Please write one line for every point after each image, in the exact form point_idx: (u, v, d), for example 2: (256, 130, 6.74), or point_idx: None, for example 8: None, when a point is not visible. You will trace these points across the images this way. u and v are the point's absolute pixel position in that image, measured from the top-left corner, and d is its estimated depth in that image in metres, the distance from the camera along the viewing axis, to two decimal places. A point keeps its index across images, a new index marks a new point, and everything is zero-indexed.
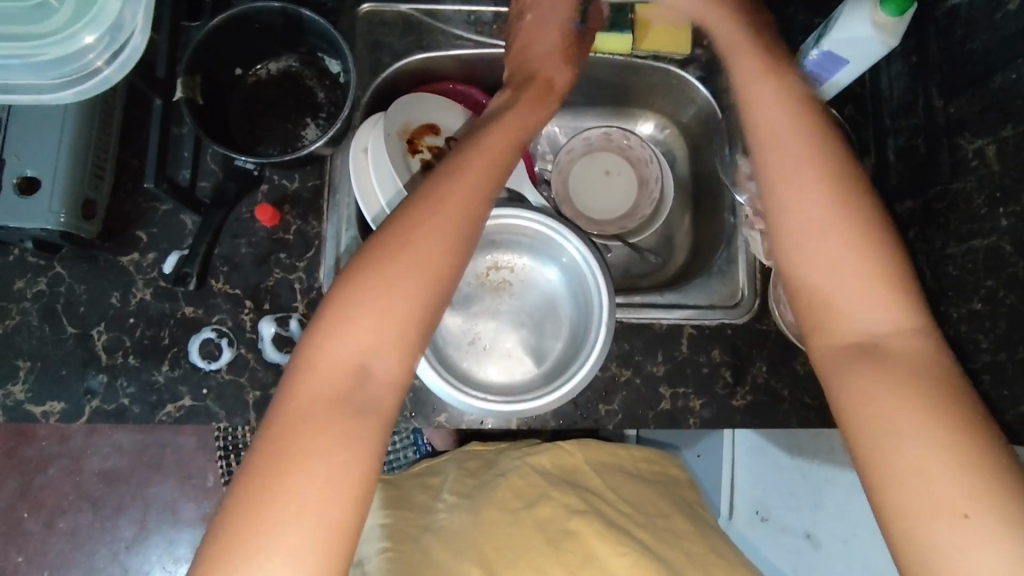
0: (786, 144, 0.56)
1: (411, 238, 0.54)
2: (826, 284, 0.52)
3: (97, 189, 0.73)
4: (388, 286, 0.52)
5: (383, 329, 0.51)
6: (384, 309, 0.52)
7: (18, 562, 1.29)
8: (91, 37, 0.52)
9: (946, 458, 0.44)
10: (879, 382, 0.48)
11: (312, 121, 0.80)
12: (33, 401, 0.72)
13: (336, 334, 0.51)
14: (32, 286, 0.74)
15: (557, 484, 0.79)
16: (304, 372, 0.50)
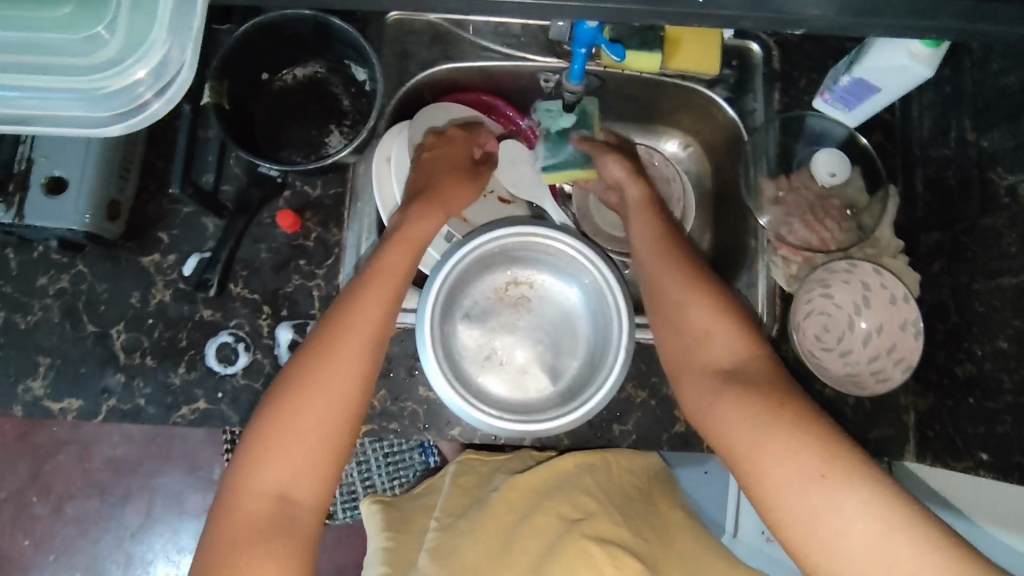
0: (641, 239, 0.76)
1: (343, 332, 0.63)
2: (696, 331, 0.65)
3: (122, 190, 0.73)
4: (286, 419, 0.59)
5: (313, 442, 0.60)
6: (304, 424, 0.60)
7: (25, 545, 1.31)
8: (143, 71, 0.45)
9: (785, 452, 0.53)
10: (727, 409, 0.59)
11: (336, 128, 0.80)
12: (51, 397, 0.73)
13: (267, 452, 0.59)
14: (54, 283, 0.75)
15: (547, 496, 0.77)
16: (246, 478, 0.58)
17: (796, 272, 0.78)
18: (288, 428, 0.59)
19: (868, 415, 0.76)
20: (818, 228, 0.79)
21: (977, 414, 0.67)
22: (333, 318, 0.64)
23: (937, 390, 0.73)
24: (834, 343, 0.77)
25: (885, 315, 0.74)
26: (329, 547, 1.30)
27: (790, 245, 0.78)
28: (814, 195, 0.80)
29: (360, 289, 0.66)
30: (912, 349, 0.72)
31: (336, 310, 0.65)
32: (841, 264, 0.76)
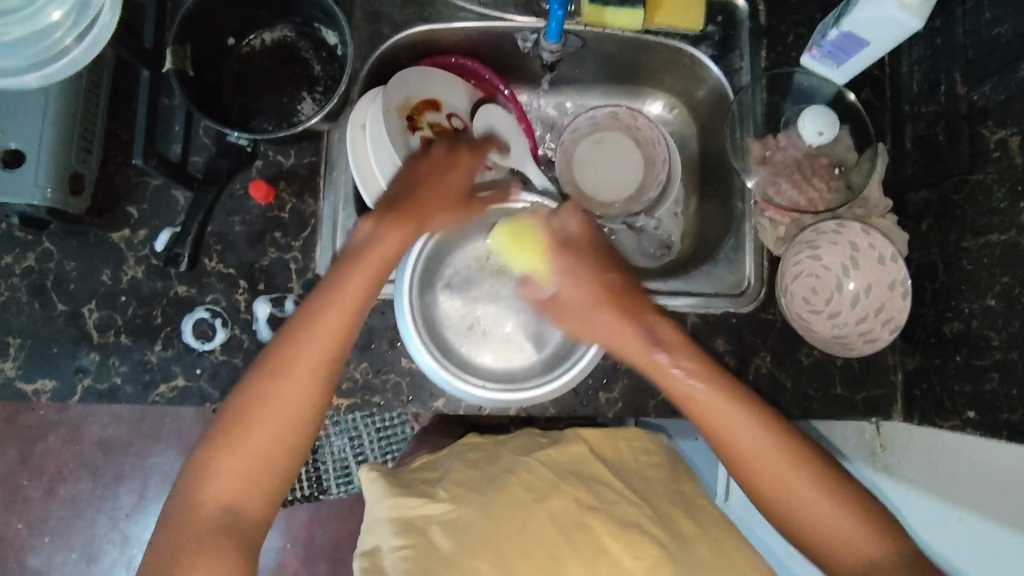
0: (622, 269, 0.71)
1: (308, 350, 0.61)
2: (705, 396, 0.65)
3: (85, 162, 0.70)
4: (300, 347, 0.61)
5: (288, 420, 0.61)
6: (275, 411, 0.60)
7: (18, 528, 1.30)
8: (57, 16, 0.63)
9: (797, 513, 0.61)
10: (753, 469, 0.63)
11: (309, 95, 0.76)
12: (24, 378, 0.71)
13: (246, 434, 0.60)
14: (20, 261, 0.72)
15: (565, 476, 0.74)
16: (242, 439, 0.59)
17: (784, 234, 0.77)
18: (261, 414, 0.60)
19: (856, 376, 0.76)
20: (805, 187, 0.77)
21: (964, 372, 0.67)
22: (291, 326, 0.62)
23: (924, 350, 0.72)
24: (822, 305, 0.76)
25: (874, 276, 0.73)
26: (323, 521, 1.31)
27: (777, 206, 0.77)
28: (802, 154, 0.78)
29: (312, 306, 0.62)
30: (898, 308, 0.72)
31: (275, 344, 0.62)
32: (829, 224, 0.75)
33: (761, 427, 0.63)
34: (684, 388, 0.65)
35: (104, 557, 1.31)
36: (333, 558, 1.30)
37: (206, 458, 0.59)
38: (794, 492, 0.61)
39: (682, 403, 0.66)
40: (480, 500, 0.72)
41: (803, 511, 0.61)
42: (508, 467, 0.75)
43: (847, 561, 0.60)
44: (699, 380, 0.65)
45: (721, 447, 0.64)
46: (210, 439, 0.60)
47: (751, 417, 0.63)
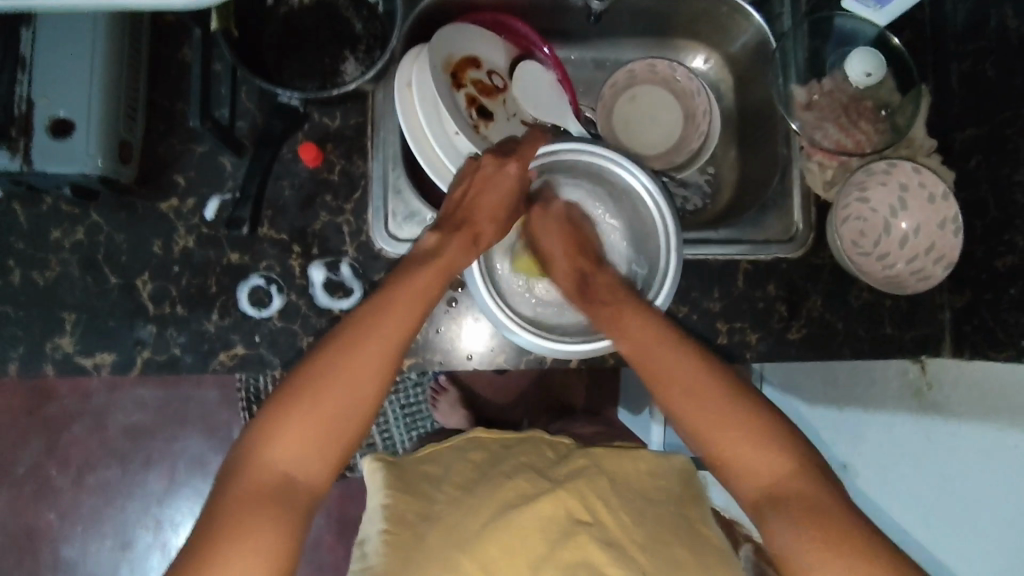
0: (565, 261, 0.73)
1: (390, 319, 0.61)
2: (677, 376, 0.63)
3: (131, 130, 0.69)
4: (371, 320, 0.61)
5: (359, 390, 0.58)
6: (350, 378, 0.58)
7: (50, 518, 1.29)
8: None
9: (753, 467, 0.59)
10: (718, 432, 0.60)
11: (351, 54, 0.75)
12: (83, 353, 0.70)
13: (316, 400, 0.56)
14: (69, 236, 0.71)
15: (562, 482, 0.70)
16: (311, 395, 0.56)
17: (832, 177, 0.77)
18: (334, 382, 0.57)
19: (904, 316, 0.77)
20: (851, 130, 0.78)
21: (1019, 303, 0.68)
22: (379, 299, 0.62)
23: (974, 286, 0.73)
24: (871, 247, 0.77)
25: (924, 215, 0.74)
26: (355, 496, 1.28)
27: (825, 149, 0.77)
28: (847, 98, 0.78)
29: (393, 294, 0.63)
30: (949, 246, 0.73)
31: (356, 319, 0.61)
32: (879, 165, 0.76)
33: (741, 399, 0.61)
34: (657, 345, 0.65)
35: (138, 542, 1.30)
36: None
37: (272, 417, 0.56)
38: (725, 446, 0.59)
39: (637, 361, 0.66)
40: (473, 502, 0.68)
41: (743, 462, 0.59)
42: (510, 471, 0.72)
43: (759, 486, 0.58)
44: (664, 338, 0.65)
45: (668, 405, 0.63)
46: (277, 401, 0.57)
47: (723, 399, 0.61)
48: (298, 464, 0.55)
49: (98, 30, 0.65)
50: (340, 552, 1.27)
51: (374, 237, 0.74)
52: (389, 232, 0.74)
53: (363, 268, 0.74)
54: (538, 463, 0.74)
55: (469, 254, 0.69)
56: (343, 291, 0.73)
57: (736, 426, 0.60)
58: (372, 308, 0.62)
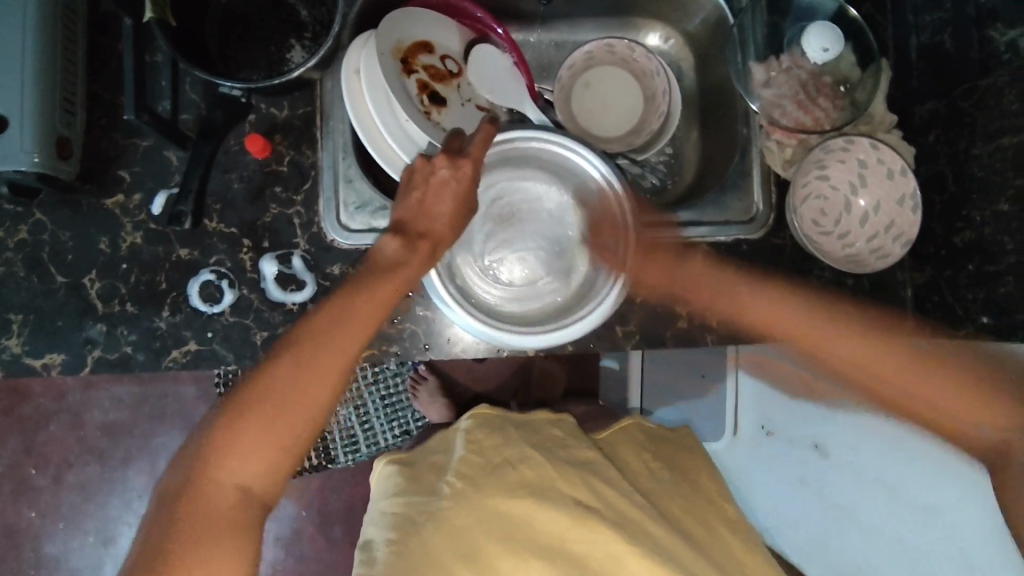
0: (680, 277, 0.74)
1: (350, 324, 0.58)
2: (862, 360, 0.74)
3: (70, 126, 0.68)
4: (327, 324, 0.57)
5: (310, 406, 0.55)
6: (302, 395, 0.54)
7: (31, 517, 1.22)
8: None
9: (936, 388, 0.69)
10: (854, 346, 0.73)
11: (297, 42, 0.74)
12: (31, 354, 0.68)
13: (266, 417, 0.53)
14: (12, 235, 0.69)
15: (565, 471, 0.70)
16: (261, 404, 0.53)
17: (792, 156, 0.76)
18: (284, 394, 0.54)
19: (866, 295, 0.76)
20: (810, 108, 0.76)
21: (978, 279, 0.68)
22: (338, 299, 0.59)
23: (934, 263, 0.73)
24: (832, 226, 0.75)
25: (883, 193, 0.73)
26: (336, 488, 1.27)
27: (783, 127, 0.76)
28: (806, 74, 0.76)
29: (353, 293, 0.59)
30: (908, 222, 0.72)
31: (315, 321, 0.57)
32: (837, 141, 0.75)
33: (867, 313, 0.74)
34: (784, 320, 0.73)
35: (121, 539, 1.24)
36: (348, 523, 1.26)
37: (218, 436, 0.53)
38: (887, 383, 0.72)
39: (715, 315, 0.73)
40: (477, 492, 0.67)
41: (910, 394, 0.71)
42: (515, 458, 0.71)
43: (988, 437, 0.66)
44: (799, 315, 0.73)
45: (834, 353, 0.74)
46: (223, 416, 0.54)
47: (863, 344, 0.73)
48: (244, 477, 0.52)
49: (28, 26, 0.63)
50: (321, 546, 1.26)
51: (326, 229, 0.73)
52: (341, 224, 0.73)
53: (315, 260, 0.72)
54: (541, 445, 0.73)
55: (428, 266, 0.65)
56: (296, 285, 0.71)
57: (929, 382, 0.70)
58: (332, 312, 0.58)
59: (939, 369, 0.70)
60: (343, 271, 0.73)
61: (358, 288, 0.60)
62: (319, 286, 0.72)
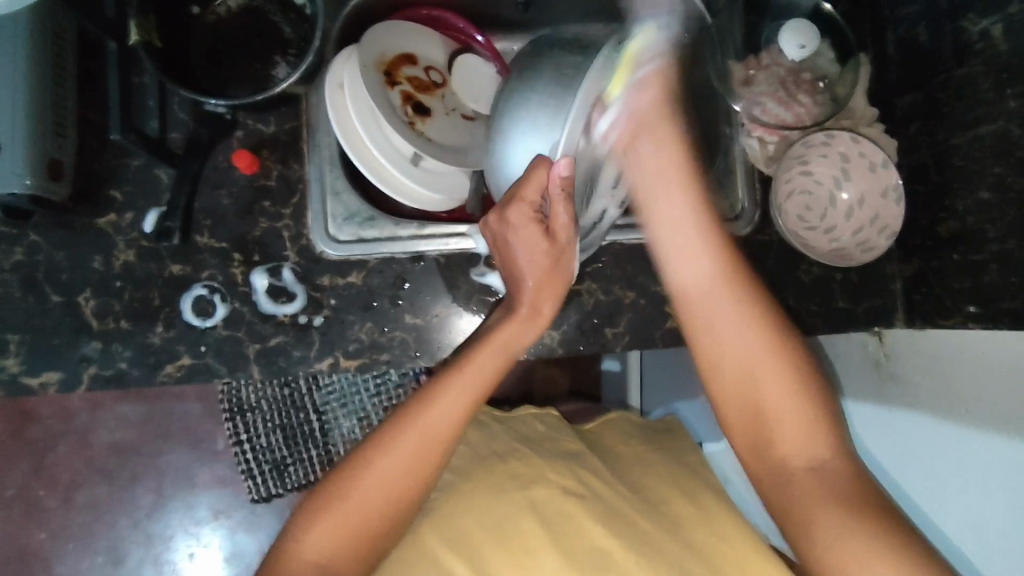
0: (716, 313, 0.60)
1: (438, 412, 0.60)
2: (748, 361, 0.58)
3: (62, 148, 0.69)
4: (428, 408, 0.60)
5: (385, 480, 0.58)
6: (390, 482, 0.58)
7: (40, 538, 1.23)
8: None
9: (791, 394, 0.57)
10: (760, 355, 0.58)
11: (282, 58, 0.76)
12: (28, 373, 0.69)
13: (343, 498, 0.57)
14: (9, 257, 0.71)
15: (554, 462, 0.71)
16: (358, 488, 0.57)
17: (774, 153, 0.77)
18: (377, 479, 0.58)
19: (855, 288, 0.76)
20: (791, 104, 0.77)
21: (962, 268, 0.68)
22: (430, 389, 0.61)
23: (920, 255, 0.73)
24: (818, 221, 0.76)
25: (868, 185, 0.74)
26: None
27: (765, 124, 0.77)
28: (785, 72, 0.77)
29: (451, 379, 0.61)
30: (893, 215, 0.73)
31: (411, 407, 0.60)
32: (818, 137, 0.75)
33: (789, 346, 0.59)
34: (717, 308, 0.60)
35: (130, 558, 1.25)
36: None
37: (302, 515, 0.58)
38: (779, 413, 0.57)
39: (705, 342, 0.60)
40: (466, 485, 0.69)
41: (794, 459, 0.56)
42: (504, 452, 0.72)
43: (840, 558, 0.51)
44: (738, 313, 0.60)
45: (719, 357, 0.60)
46: (326, 492, 0.58)
47: (790, 376, 0.58)
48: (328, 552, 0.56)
49: (19, 51, 0.65)
50: None
51: (314, 241, 0.74)
52: (329, 235, 0.74)
53: (305, 273, 0.73)
54: (528, 439, 0.75)
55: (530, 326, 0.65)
56: (287, 297, 0.72)
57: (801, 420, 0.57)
58: (435, 394, 0.61)
59: (790, 362, 0.58)
60: (333, 282, 0.73)
61: (454, 368, 0.62)
62: (309, 298, 0.73)
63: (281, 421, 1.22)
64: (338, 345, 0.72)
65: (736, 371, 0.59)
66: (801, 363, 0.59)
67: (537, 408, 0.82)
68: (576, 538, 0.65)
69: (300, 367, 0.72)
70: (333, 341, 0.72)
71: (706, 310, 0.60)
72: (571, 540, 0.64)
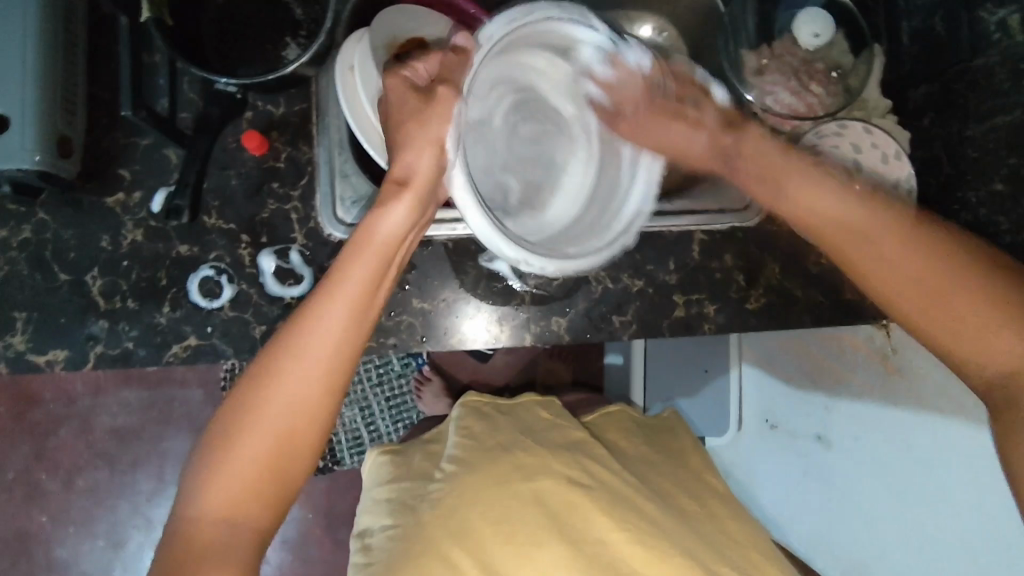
0: (826, 206, 0.60)
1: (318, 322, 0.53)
2: (916, 275, 0.55)
3: (71, 126, 0.69)
4: (314, 316, 0.53)
5: (309, 401, 0.51)
6: (281, 415, 0.50)
7: (42, 521, 1.23)
8: None
9: (915, 256, 0.55)
10: (885, 249, 0.56)
11: (292, 40, 0.76)
12: (34, 351, 0.69)
13: (222, 464, 0.49)
14: (16, 234, 0.70)
15: (558, 454, 0.71)
16: (239, 436, 0.50)
17: (785, 143, 0.76)
18: (248, 422, 0.50)
19: None
20: (802, 94, 0.76)
21: None
22: (301, 312, 0.53)
23: None
24: None
25: (877, 178, 0.72)
26: (343, 489, 1.25)
27: (776, 114, 0.76)
28: (798, 61, 0.77)
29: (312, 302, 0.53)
30: None
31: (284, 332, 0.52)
32: (830, 126, 0.73)
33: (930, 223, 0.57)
34: (820, 198, 0.60)
35: (131, 542, 1.25)
36: None
37: (196, 470, 0.50)
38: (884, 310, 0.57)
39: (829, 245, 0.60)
40: (470, 474, 0.68)
41: (951, 320, 0.53)
42: (505, 442, 0.72)
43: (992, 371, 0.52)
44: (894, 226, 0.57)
45: (870, 274, 0.57)
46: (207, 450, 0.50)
47: (975, 283, 0.53)
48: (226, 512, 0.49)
49: (29, 27, 0.65)
50: (330, 548, 1.24)
51: (322, 223, 0.74)
52: (337, 217, 0.74)
53: (313, 255, 0.73)
54: (530, 431, 0.74)
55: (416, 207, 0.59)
56: (295, 279, 0.72)
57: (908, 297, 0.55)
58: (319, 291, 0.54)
59: (930, 240, 0.56)
60: None
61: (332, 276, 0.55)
62: (316, 280, 0.73)
63: None
64: None
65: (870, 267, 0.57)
66: (936, 232, 0.56)
67: (539, 395, 0.82)
68: (586, 531, 0.65)
69: None
70: None
71: (872, 259, 0.57)
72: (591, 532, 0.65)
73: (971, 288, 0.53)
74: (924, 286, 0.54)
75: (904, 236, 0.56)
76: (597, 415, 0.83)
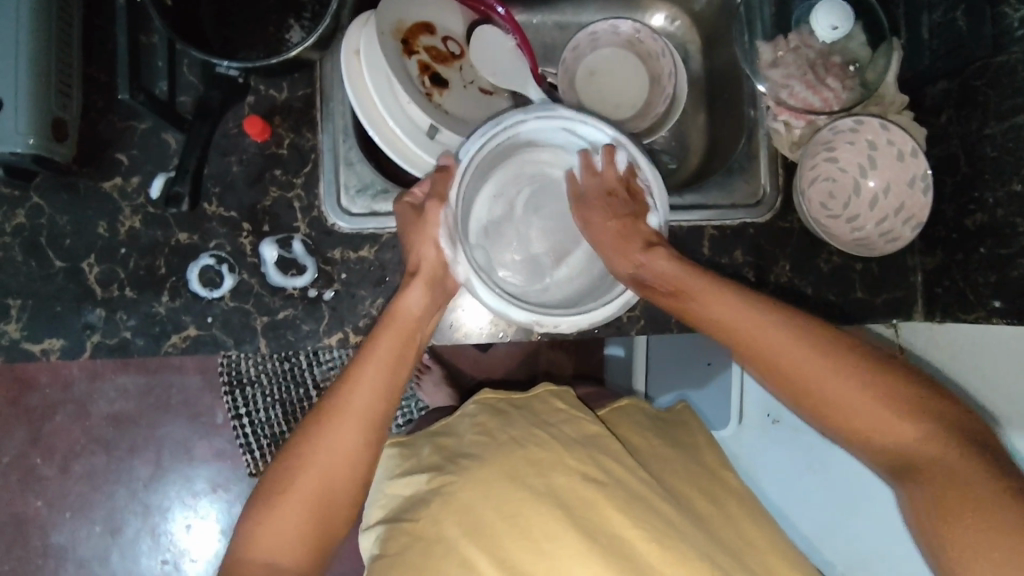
0: (731, 316, 0.60)
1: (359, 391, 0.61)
2: (818, 384, 0.55)
3: (66, 108, 0.67)
4: (356, 379, 0.62)
5: (351, 451, 0.60)
6: (325, 466, 0.59)
7: (38, 506, 1.22)
8: None
9: (837, 378, 0.55)
10: (787, 350, 0.57)
11: (296, 22, 0.73)
12: (30, 339, 0.68)
13: (280, 505, 0.57)
14: (9, 219, 0.68)
15: (573, 449, 0.70)
16: (289, 476, 0.58)
17: (798, 138, 0.75)
18: (300, 467, 0.58)
19: (875, 280, 0.74)
20: (819, 88, 0.76)
21: (988, 262, 0.66)
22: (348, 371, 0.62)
23: (944, 248, 0.71)
24: (841, 210, 0.75)
25: (892, 174, 0.73)
26: None
27: (791, 108, 0.75)
28: (814, 54, 0.76)
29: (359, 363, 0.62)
30: (918, 204, 0.72)
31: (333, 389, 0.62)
32: (845, 123, 0.74)
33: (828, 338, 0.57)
34: (716, 304, 0.61)
35: (127, 528, 1.24)
36: None
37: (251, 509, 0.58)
38: (859, 421, 0.54)
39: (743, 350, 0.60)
40: (484, 471, 0.67)
41: (856, 422, 0.54)
42: (517, 436, 0.70)
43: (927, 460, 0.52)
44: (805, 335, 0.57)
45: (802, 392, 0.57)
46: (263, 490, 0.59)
47: (905, 391, 0.53)
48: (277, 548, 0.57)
49: (22, 4, 0.63)
50: None
51: (327, 212, 0.72)
52: (342, 207, 0.73)
53: (316, 245, 0.71)
54: (544, 422, 0.74)
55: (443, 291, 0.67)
56: (297, 269, 0.70)
57: (879, 405, 0.53)
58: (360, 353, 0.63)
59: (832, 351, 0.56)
60: (344, 255, 0.72)
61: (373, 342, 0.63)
62: (319, 271, 0.71)
63: (282, 396, 1.24)
64: (348, 319, 0.71)
65: (783, 365, 0.57)
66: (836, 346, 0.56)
67: (556, 386, 0.80)
68: (597, 527, 0.64)
69: (309, 342, 0.71)
70: (343, 315, 0.71)
71: (786, 358, 0.57)
72: (598, 531, 0.64)
73: (886, 394, 0.53)
74: (845, 405, 0.55)
75: (814, 345, 0.56)
76: (612, 411, 0.81)
